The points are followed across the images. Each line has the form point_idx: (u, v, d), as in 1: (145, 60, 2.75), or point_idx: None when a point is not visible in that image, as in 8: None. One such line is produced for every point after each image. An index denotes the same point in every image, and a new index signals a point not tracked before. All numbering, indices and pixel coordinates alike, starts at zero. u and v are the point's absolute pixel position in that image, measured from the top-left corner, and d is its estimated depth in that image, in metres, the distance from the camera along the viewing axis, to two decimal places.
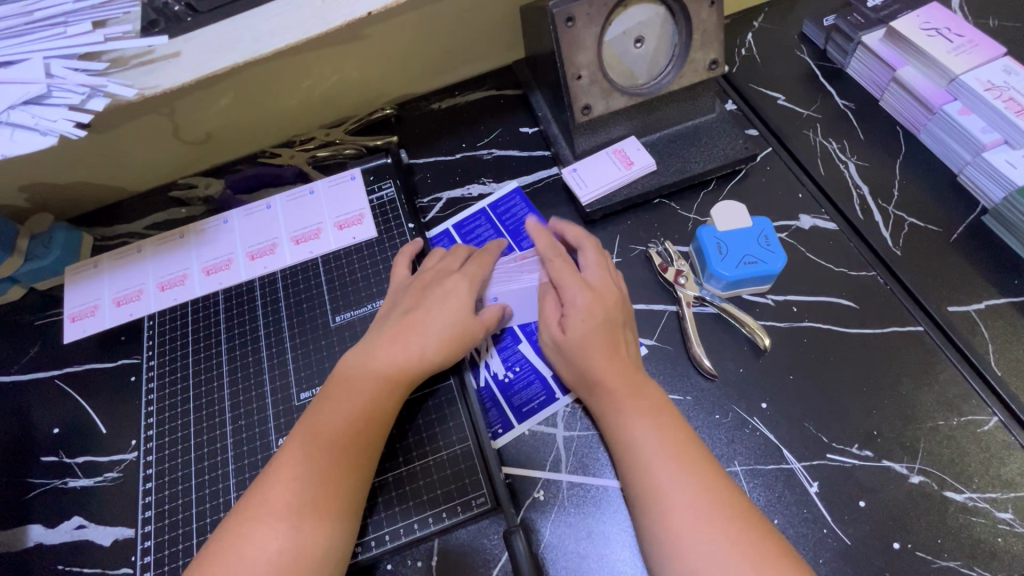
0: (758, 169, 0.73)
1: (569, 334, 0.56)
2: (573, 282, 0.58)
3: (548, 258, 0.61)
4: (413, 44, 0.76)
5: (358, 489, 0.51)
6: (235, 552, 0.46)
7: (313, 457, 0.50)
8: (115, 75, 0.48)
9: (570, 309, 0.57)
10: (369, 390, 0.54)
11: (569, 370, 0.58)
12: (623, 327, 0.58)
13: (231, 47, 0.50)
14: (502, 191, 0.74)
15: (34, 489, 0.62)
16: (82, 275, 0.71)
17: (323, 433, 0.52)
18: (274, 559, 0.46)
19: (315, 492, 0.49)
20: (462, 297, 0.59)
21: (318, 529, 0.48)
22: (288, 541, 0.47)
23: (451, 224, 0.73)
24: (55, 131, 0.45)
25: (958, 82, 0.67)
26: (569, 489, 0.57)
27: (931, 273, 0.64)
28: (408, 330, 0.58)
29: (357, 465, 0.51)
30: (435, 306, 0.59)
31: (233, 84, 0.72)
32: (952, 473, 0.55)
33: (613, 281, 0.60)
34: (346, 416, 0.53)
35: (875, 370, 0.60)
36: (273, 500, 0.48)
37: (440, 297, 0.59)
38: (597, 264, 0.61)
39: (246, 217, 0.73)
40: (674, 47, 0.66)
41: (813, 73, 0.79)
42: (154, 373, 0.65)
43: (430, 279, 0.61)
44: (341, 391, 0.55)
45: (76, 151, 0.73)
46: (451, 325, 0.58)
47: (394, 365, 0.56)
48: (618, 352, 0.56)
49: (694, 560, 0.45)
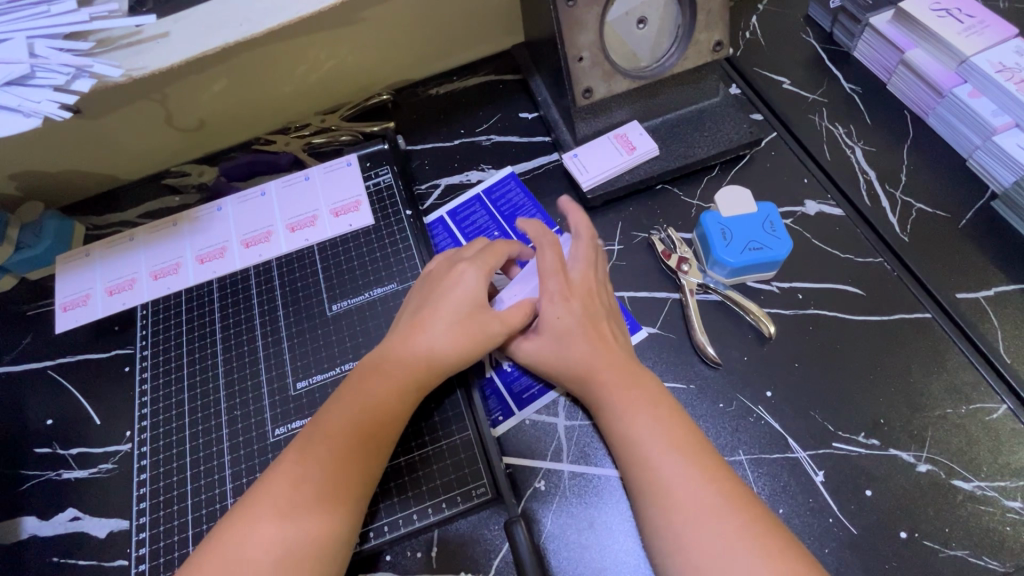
0: (762, 154, 0.71)
1: (547, 327, 0.57)
2: (556, 278, 0.58)
3: (538, 245, 0.59)
4: (411, 27, 0.75)
5: (368, 481, 0.50)
6: (233, 548, 0.45)
7: (317, 449, 0.50)
8: (101, 55, 0.47)
9: (547, 303, 0.57)
10: (383, 383, 0.53)
11: (540, 362, 0.57)
12: (606, 321, 0.58)
13: (221, 27, 0.49)
14: (497, 177, 0.73)
15: (27, 481, 0.61)
16: (74, 263, 0.70)
17: (329, 425, 0.51)
18: (273, 557, 0.45)
19: (322, 483, 0.48)
20: (472, 294, 0.57)
21: (324, 521, 0.47)
22: (292, 532, 0.46)
23: (446, 212, 0.71)
24: (39, 113, 0.44)
25: (969, 64, 0.65)
26: (571, 479, 0.56)
27: (938, 259, 0.63)
28: (418, 328, 0.56)
29: (368, 458, 0.50)
30: (443, 306, 0.56)
31: (226, 69, 0.71)
32: (961, 462, 0.54)
33: (597, 275, 0.60)
34: (358, 406, 0.52)
35: (882, 358, 0.59)
36: (271, 498, 0.47)
37: (453, 298, 0.57)
38: (584, 257, 0.59)
39: (240, 204, 0.71)
40: (677, 28, 0.65)
41: (819, 57, 0.78)
42: (148, 363, 0.64)
43: (441, 273, 0.60)
44: (349, 384, 0.54)
45: (65, 138, 0.71)
46: (466, 326, 0.56)
47: (409, 360, 0.55)
48: (606, 344, 0.56)
49: (696, 558, 0.44)
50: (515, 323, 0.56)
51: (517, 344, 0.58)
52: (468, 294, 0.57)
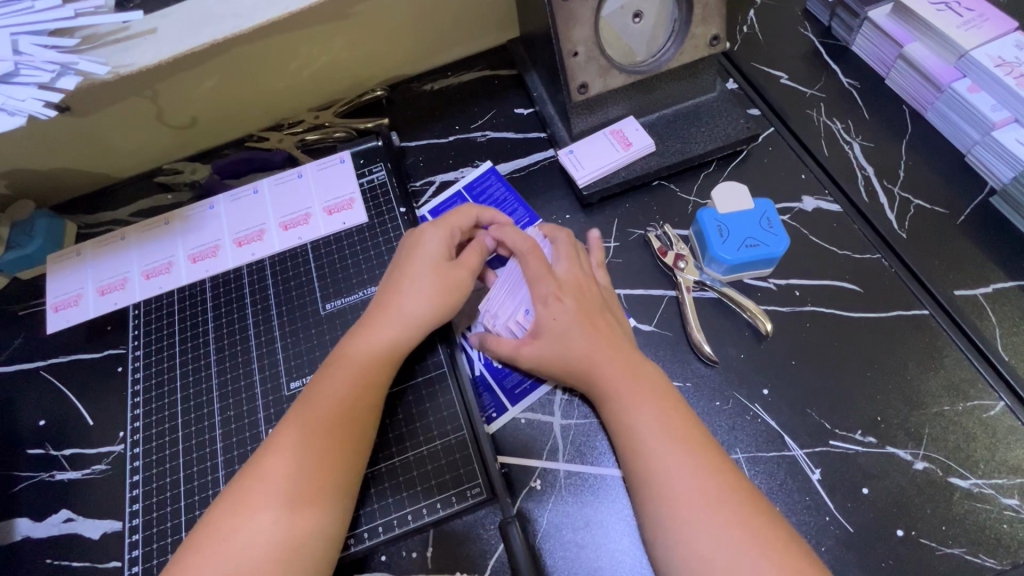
0: (760, 149, 0.71)
1: (546, 330, 0.56)
2: (547, 281, 0.57)
3: (520, 254, 0.59)
4: (404, 22, 0.74)
5: (348, 477, 0.50)
6: (216, 551, 0.45)
7: (295, 445, 0.49)
8: (87, 52, 0.46)
9: (543, 306, 0.56)
10: (357, 377, 0.53)
11: (542, 368, 0.56)
12: (603, 312, 0.57)
13: (210, 23, 0.48)
14: (475, 173, 0.72)
15: (20, 483, 0.61)
16: (64, 264, 0.69)
17: (306, 418, 0.50)
18: (254, 556, 0.44)
19: (297, 481, 0.47)
20: (438, 248, 0.58)
21: (300, 520, 0.46)
22: (268, 529, 0.45)
23: (428, 211, 0.71)
24: (24, 111, 0.44)
25: (968, 58, 0.64)
26: (566, 478, 0.55)
27: (936, 256, 0.62)
28: (395, 298, 0.57)
29: (347, 453, 0.50)
30: (415, 269, 0.57)
31: (218, 65, 0.70)
32: (958, 459, 0.53)
33: (585, 271, 0.60)
34: (336, 400, 0.51)
35: (879, 355, 0.58)
36: (257, 494, 0.47)
37: (423, 261, 0.58)
38: (568, 256, 0.60)
39: (233, 203, 0.71)
40: (674, 22, 0.64)
41: (817, 51, 0.77)
42: (140, 363, 0.64)
43: (405, 242, 0.61)
44: (325, 376, 0.53)
45: (55, 137, 0.70)
46: (439, 281, 0.57)
47: (387, 333, 0.55)
48: (604, 335, 0.55)
49: (699, 548, 0.44)
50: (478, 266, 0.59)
51: (515, 350, 0.57)
52: (435, 254, 0.58)
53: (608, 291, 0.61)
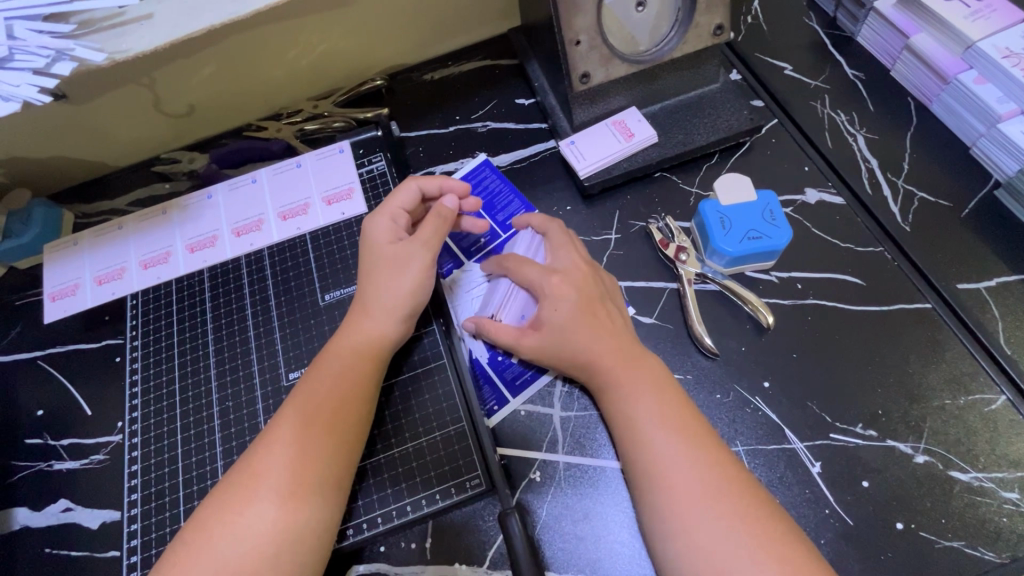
0: (763, 141, 0.70)
1: (547, 322, 0.56)
2: (545, 269, 0.58)
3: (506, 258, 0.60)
4: (405, 11, 0.73)
5: (337, 468, 0.49)
6: (206, 543, 0.45)
7: (282, 436, 0.49)
8: (83, 37, 0.46)
9: (547, 298, 0.56)
10: (342, 370, 0.53)
11: (542, 358, 0.56)
12: (603, 301, 0.57)
13: (207, 9, 0.47)
14: (470, 164, 0.71)
15: (19, 472, 0.61)
16: (62, 252, 0.69)
17: (293, 408, 0.51)
18: (241, 548, 0.44)
19: (285, 472, 0.47)
20: (387, 235, 0.59)
21: (287, 512, 0.46)
22: (256, 520, 0.45)
23: None
24: (18, 97, 0.43)
25: (975, 49, 0.63)
26: (566, 470, 0.55)
27: (940, 249, 0.62)
28: (366, 292, 0.57)
29: (331, 443, 0.49)
30: (372, 261, 0.58)
31: (216, 53, 0.69)
32: (959, 453, 0.53)
33: (583, 257, 0.60)
34: (321, 390, 0.52)
35: (880, 348, 0.58)
36: (246, 485, 0.47)
37: (375, 253, 0.58)
38: (563, 245, 0.60)
39: (231, 192, 0.70)
40: (677, 12, 0.63)
41: (822, 42, 0.76)
42: (138, 354, 0.63)
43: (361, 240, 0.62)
44: (313, 371, 0.54)
45: (50, 124, 0.70)
46: (394, 263, 0.57)
47: (370, 329, 0.56)
48: (603, 325, 0.55)
49: (700, 539, 0.44)
50: (429, 237, 0.58)
51: (516, 340, 0.57)
52: (381, 242, 0.58)
53: (611, 282, 0.61)
